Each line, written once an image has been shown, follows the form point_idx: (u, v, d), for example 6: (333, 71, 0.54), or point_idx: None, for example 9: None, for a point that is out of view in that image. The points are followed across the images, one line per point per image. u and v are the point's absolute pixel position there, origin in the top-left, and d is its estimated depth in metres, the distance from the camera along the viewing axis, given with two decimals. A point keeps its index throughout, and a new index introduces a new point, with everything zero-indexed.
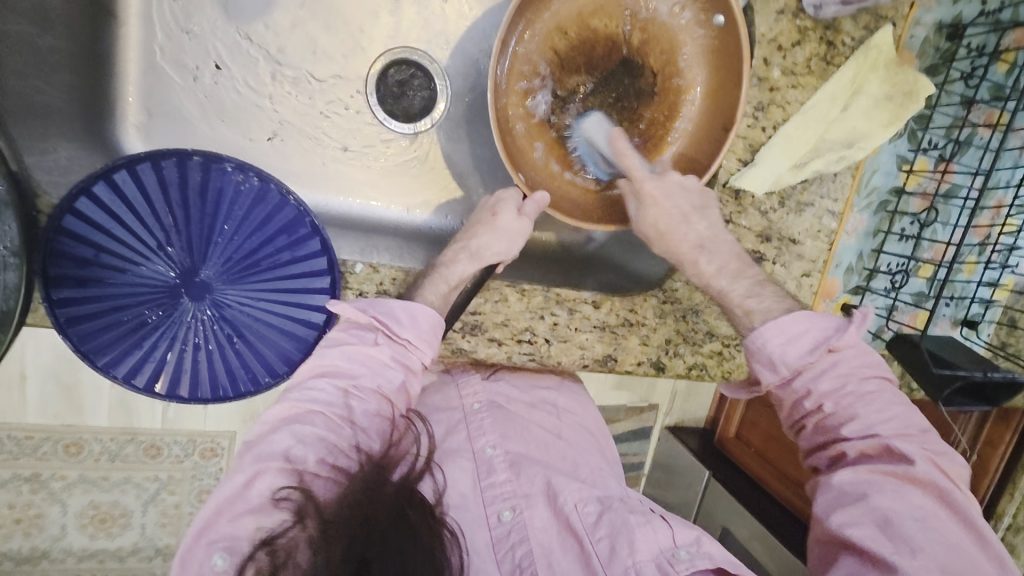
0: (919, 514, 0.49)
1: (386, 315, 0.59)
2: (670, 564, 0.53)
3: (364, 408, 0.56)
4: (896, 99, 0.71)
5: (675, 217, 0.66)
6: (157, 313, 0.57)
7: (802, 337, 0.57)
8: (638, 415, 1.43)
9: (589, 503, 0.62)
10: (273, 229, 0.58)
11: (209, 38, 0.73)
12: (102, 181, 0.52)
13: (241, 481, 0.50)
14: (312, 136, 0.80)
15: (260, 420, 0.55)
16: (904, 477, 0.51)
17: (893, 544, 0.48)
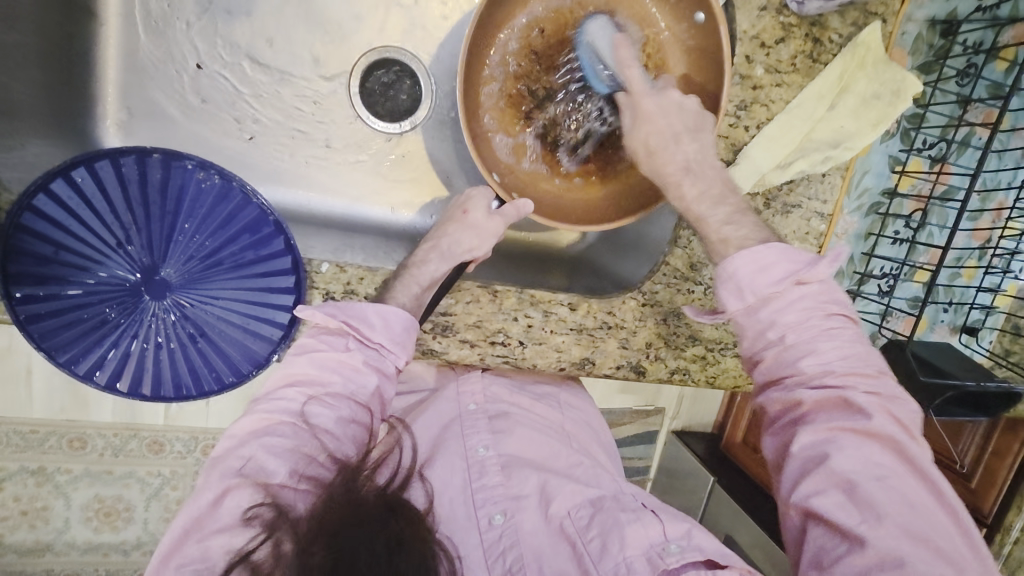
0: (877, 471, 0.47)
1: (357, 316, 0.58)
2: (661, 558, 0.53)
3: (336, 416, 0.56)
4: (884, 97, 0.69)
5: (665, 137, 0.62)
6: (118, 312, 0.59)
7: (768, 262, 0.54)
8: (644, 419, 1.34)
9: (583, 505, 0.60)
10: (235, 228, 0.60)
11: (189, 38, 0.73)
12: (61, 179, 0.54)
13: (209, 499, 0.50)
14: (295, 134, 0.79)
15: (227, 434, 0.54)
16: (858, 430, 0.48)
17: (859, 512, 0.45)
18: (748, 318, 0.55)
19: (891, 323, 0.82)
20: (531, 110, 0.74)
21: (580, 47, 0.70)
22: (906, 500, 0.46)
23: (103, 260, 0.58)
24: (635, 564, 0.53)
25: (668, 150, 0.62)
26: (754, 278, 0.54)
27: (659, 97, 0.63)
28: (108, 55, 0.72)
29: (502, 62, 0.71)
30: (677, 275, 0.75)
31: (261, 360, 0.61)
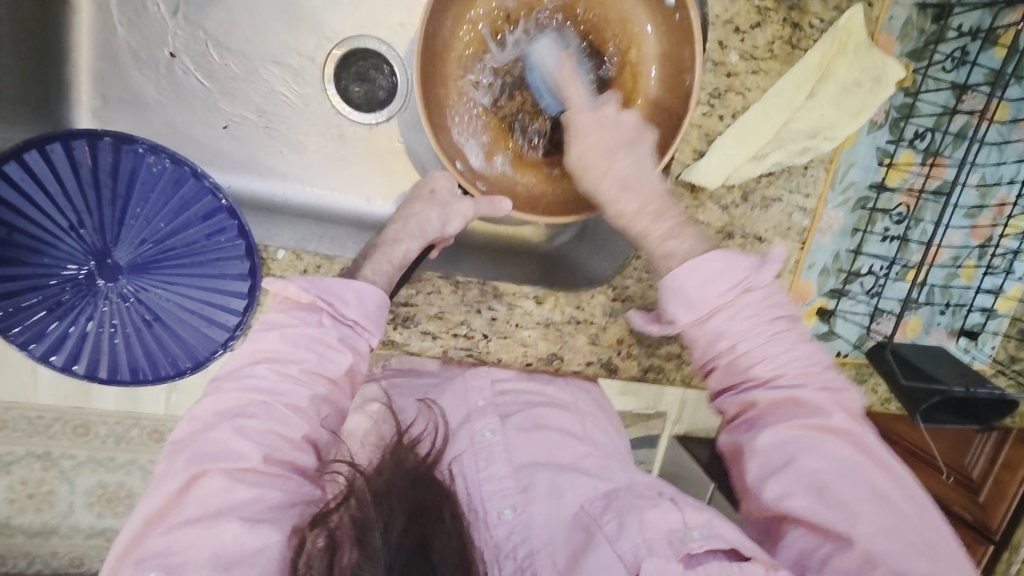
0: (841, 468, 0.48)
1: (330, 293, 0.55)
2: (682, 543, 0.49)
3: (310, 394, 0.53)
4: (865, 84, 0.67)
5: (605, 147, 0.61)
6: (74, 294, 0.60)
7: (718, 274, 0.52)
8: (645, 421, 1.12)
9: (595, 497, 0.55)
10: (189, 214, 0.60)
11: (165, 27, 0.73)
12: (11, 163, 0.55)
13: (174, 487, 0.47)
14: (271, 123, 0.78)
15: (193, 416, 0.51)
16: (820, 428, 0.50)
17: (834, 511, 0.47)
18: (699, 330, 0.53)
19: (882, 324, 0.78)
20: (500, 98, 0.72)
21: (495, 81, 0.72)
22: (874, 492, 0.48)
23: (57, 241, 0.60)
24: (657, 546, 0.49)
25: (616, 170, 0.60)
26: (704, 288, 0.52)
27: (594, 117, 0.63)
28: (81, 43, 0.73)
29: (473, 49, 0.70)
30: (649, 270, 0.72)
31: (214, 346, 0.61)
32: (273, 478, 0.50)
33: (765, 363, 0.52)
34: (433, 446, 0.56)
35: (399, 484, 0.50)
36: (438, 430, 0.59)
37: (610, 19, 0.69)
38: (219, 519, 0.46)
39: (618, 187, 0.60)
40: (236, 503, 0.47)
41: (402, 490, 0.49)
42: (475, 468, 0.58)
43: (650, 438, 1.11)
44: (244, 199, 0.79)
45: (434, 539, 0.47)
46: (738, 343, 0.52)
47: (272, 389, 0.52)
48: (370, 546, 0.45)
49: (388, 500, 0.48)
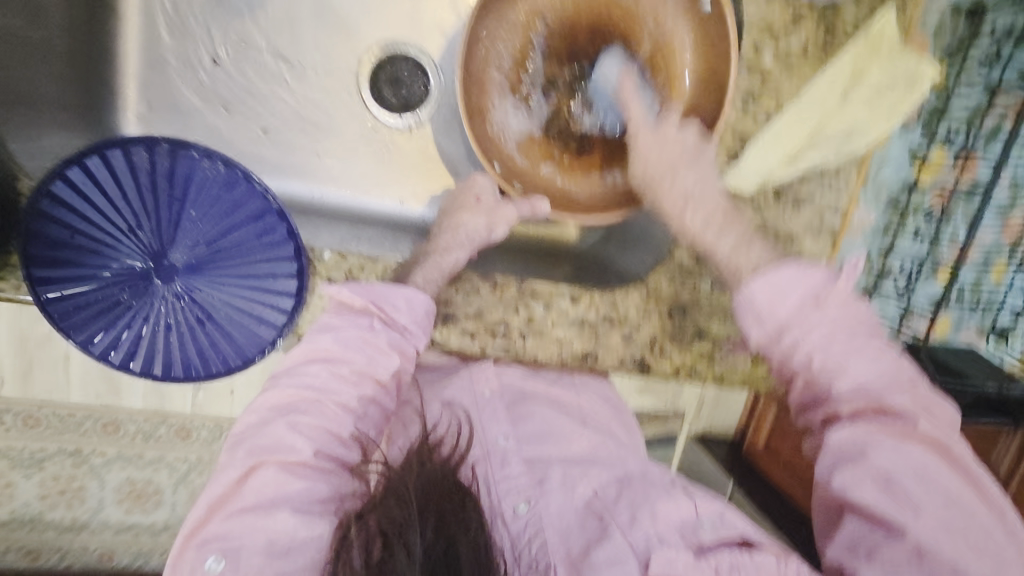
0: (920, 469, 0.46)
1: (381, 299, 0.59)
2: (695, 534, 0.51)
3: (359, 393, 0.55)
4: (898, 87, 0.68)
5: (661, 169, 0.65)
6: (130, 294, 0.62)
7: (830, 318, 0.52)
8: (662, 421, 1.13)
9: (608, 482, 0.58)
10: (241, 217, 0.62)
11: (208, 35, 0.75)
12: (76, 167, 0.57)
13: (235, 477, 0.49)
14: (309, 127, 0.80)
15: (251, 409, 0.53)
16: (903, 432, 0.47)
17: (900, 508, 0.45)
18: (774, 341, 0.53)
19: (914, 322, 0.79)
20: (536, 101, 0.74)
21: (596, 87, 0.73)
22: (945, 494, 0.45)
23: (116, 244, 0.62)
24: (667, 535, 0.51)
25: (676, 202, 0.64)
26: (785, 294, 0.53)
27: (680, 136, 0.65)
28: (127, 51, 0.74)
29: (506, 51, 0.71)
30: (681, 270, 0.73)
31: (262, 345, 0.63)
32: (323, 472, 0.51)
33: (848, 376, 0.50)
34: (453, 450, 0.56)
35: (428, 489, 0.49)
36: (460, 433, 0.59)
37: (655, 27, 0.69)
38: (274, 508, 0.48)
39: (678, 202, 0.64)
40: (289, 494, 0.49)
41: (428, 495, 0.49)
42: (490, 468, 0.57)
43: (669, 437, 1.12)
44: (284, 203, 0.81)
45: (460, 544, 0.47)
46: (813, 353, 0.51)
47: (324, 387, 0.54)
48: (404, 547, 0.45)
49: (418, 503, 0.48)
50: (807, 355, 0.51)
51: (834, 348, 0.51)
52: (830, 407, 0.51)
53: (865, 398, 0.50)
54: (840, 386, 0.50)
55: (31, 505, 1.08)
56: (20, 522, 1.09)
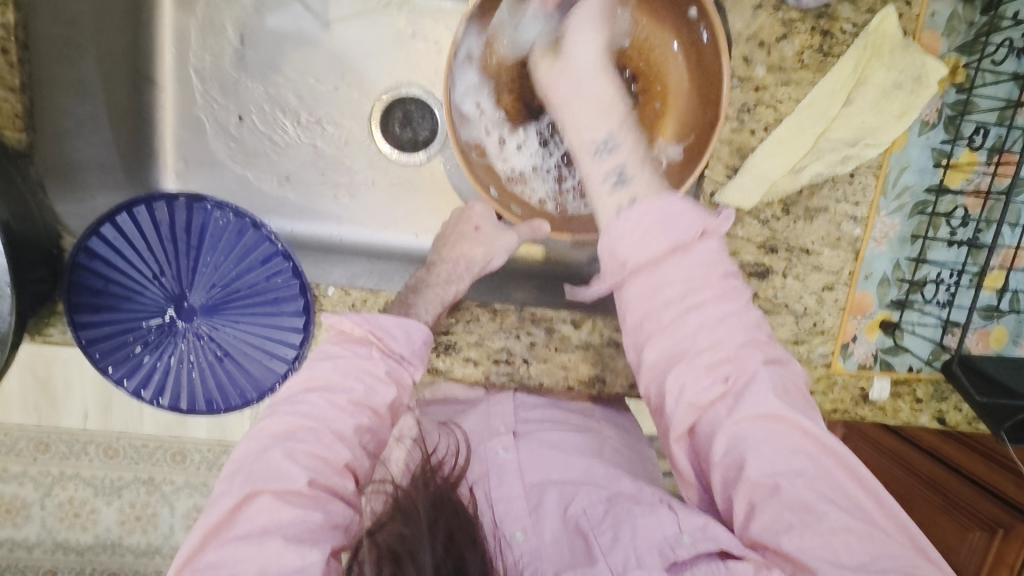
0: (795, 465, 0.48)
1: (381, 329, 0.61)
2: (671, 550, 0.48)
3: (356, 422, 0.56)
4: (905, 86, 0.64)
5: (583, 109, 0.59)
6: (158, 335, 0.68)
7: (694, 254, 0.53)
8: None
9: (598, 501, 0.55)
10: (251, 260, 0.67)
11: (232, 94, 0.82)
12: (107, 223, 0.64)
13: (229, 505, 0.50)
14: (329, 171, 0.85)
15: (251, 437, 0.55)
16: (767, 416, 0.49)
17: (796, 515, 0.45)
18: (641, 280, 0.53)
19: (955, 337, 0.73)
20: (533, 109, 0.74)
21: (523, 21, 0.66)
22: (828, 491, 0.47)
23: (142, 290, 0.68)
24: (645, 557, 0.48)
25: (562, 85, 0.61)
26: (653, 236, 0.53)
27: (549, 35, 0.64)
28: (165, 117, 0.82)
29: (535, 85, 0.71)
30: None
31: (276, 377, 0.67)
32: (318, 500, 0.52)
33: (708, 330, 0.51)
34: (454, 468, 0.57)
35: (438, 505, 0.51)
36: (458, 450, 0.61)
37: (648, 58, 0.69)
38: (265, 537, 0.48)
39: (560, 105, 0.62)
40: (280, 523, 0.49)
41: (438, 510, 0.50)
42: (488, 488, 0.58)
43: None
44: (302, 240, 0.86)
45: (468, 557, 0.47)
46: (688, 295, 0.52)
47: (322, 416, 0.55)
48: (414, 561, 0.46)
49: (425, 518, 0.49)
50: (675, 298, 0.52)
51: (713, 300, 0.52)
52: (708, 400, 0.51)
53: (730, 360, 0.51)
54: (708, 387, 0.51)
55: (113, 530, 1.17)
56: (103, 545, 1.17)
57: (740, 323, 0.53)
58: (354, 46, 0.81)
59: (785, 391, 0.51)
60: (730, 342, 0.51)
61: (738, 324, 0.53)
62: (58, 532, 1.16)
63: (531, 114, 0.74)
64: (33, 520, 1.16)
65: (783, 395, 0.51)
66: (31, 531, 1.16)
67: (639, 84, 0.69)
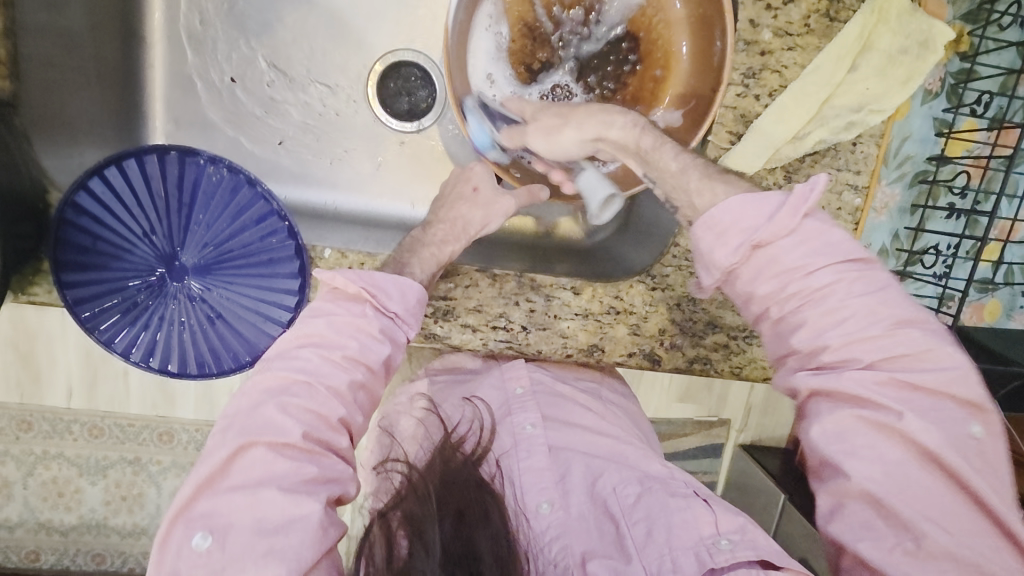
0: (898, 475, 0.44)
1: (375, 286, 0.59)
2: (710, 556, 0.47)
3: (349, 379, 0.54)
4: (911, 52, 0.64)
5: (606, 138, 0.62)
6: (148, 296, 0.67)
7: (763, 263, 0.48)
8: (708, 431, 1.16)
9: (630, 481, 0.56)
10: (246, 219, 0.66)
11: (225, 55, 0.79)
12: (96, 177, 0.62)
13: (223, 456, 0.49)
14: (324, 136, 0.83)
15: (241, 393, 0.54)
16: (877, 424, 0.45)
17: (894, 531, 0.44)
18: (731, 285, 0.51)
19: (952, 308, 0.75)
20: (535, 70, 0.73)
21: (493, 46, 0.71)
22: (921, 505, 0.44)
23: (132, 248, 0.66)
24: (680, 559, 0.48)
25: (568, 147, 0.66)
26: (720, 247, 0.49)
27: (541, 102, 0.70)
28: (154, 75, 0.79)
29: (541, 49, 0.72)
30: (689, 257, 0.72)
31: (270, 340, 0.66)
32: (312, 454, 0.51)
33: (827, 320, 0.47)
34: (476, 445, 0.58)
35: (452, 488, 0.51)
36: (480, 428, 0.61)
37: (652, 20, 0.68)
38: (259, 487, 0.48)
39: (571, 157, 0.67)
40: (276, 474, 0.48)
41: (450, 495, 0.51)
42: (515, 459, 0.59)
43: (710, 445, 1.16)
44: (295, 206, 0.83)
45: (479, 541, 0.48)
46: (773, 305, 0.49)
47: (318, 372, 0.54)
48: (423, 543, 0.47)
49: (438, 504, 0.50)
50: (773, 292, 0.48)
51: (798, 310, 0.48)
52: (797, 391, 0.49)
53: (846, 360, 0.47)
54: (814, 380, 0.47)
55: (98, 510, 1.15)
56: (87, 526, 1.16)
57: (862, 287, 0.47)
58: (353, 7, 0.79)
59: (903, 396, 0.45)
60: (837, 341, 0.46)
61: (839, 324, 0.47)
62: (41, 511, 1.14)
63: (533, 77, 0.73)
64: (15, 500, 1.13)
65: (893, 398, 0.45)
66: (13, 510, 1.13)
67: (637, 54, 0.70)
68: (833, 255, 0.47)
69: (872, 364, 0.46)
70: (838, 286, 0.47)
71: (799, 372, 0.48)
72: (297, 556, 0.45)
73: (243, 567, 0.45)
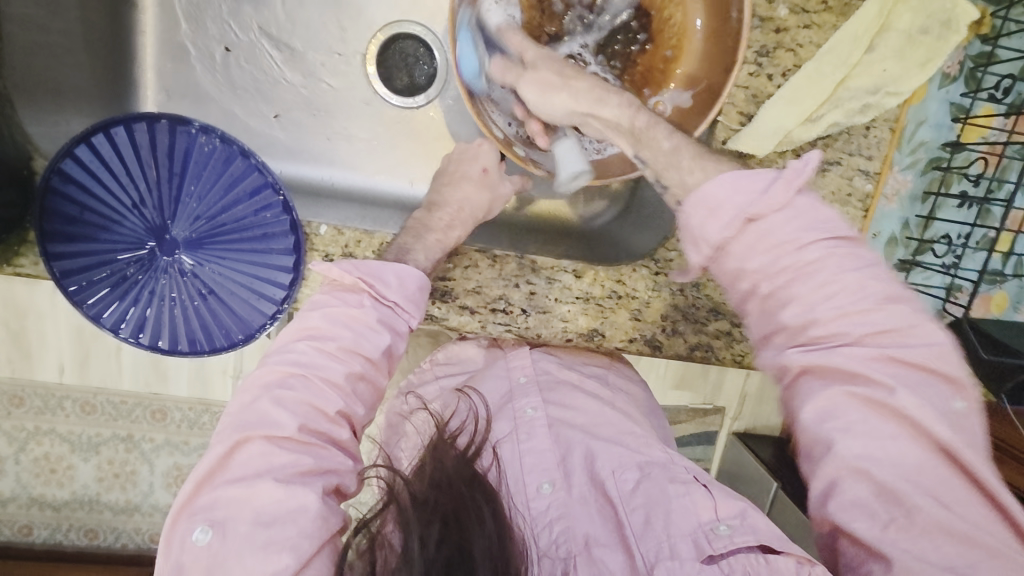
0: (901, 464, 0.42)
1: (373, 275, 0.57)
2: (709, 543, 0.47)
3: (347, 369, 0.53)
4: (932, 31, 0.62)
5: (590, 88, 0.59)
6: (139, 270, 0.65)
7: (750, 238, 0.46)
8: (703, 419, 1.16)
9: (630, 466, 0.55)
10: (239, 192, 0.64)
11: (220, 22, 0.76)
12: (83, 144, 0.60)
13: (220, 453, 0.48)
14: (322, 110, 0.81)
15: (242, 389, 0.52)
16: (868, 399, 0.43)
17: (887, 509, 0.42)
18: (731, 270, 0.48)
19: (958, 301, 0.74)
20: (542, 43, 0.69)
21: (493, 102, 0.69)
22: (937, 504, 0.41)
23: (121, 220, 0.64)
24: (679, 547, 0.47)
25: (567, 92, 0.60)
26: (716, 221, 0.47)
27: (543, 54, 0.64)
28: (146, 42, 0.76)
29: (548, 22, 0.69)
30: None
31: (264, 318, 0.64)
32: (309, 447, 0.49)
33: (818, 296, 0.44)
34: (472, 440, 0.56)
35: (440, 484, 0.50)
36: (475, 418, 0.60)
37: None
38: (256, 479, 0.46)
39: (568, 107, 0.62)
40: (274, 466, 0.47)
41: (442, 491, 0.49)
42: (516, 443, 0.58)
43: (706, 433, 1.15)
44: (292, 182, 0.81)
45: (472, 541, 0.46)
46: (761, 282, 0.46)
47: (314, 364, 0.53)
48: (409, 547, 0.46)
49: (426, 501, 0.49)
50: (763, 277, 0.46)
51: (789, 285, 0.45)
52: (786, 368, 0.46)
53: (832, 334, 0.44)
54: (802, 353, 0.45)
55: (90, 487, 1.13)
56: (80, 502, 1.14)
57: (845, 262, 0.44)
58: None
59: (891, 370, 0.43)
60: (823, 320, 0.44)
61: (829, 297, 0.44)
62: (33, 487, 1.12)
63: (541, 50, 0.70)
64: (6, 475, 1.11)
65: (884, 373, 0.43)
66: (4, 485, 1.12)
67: (647, 35, 0.68)
68: (826, 229, 0.45)
69: (875, 347, 0.43)
70: (827, 260, 0.44)
71: (788, 351, 0.45)
72: (295, 549, 0.44)
73: (240, 559, 0.43)
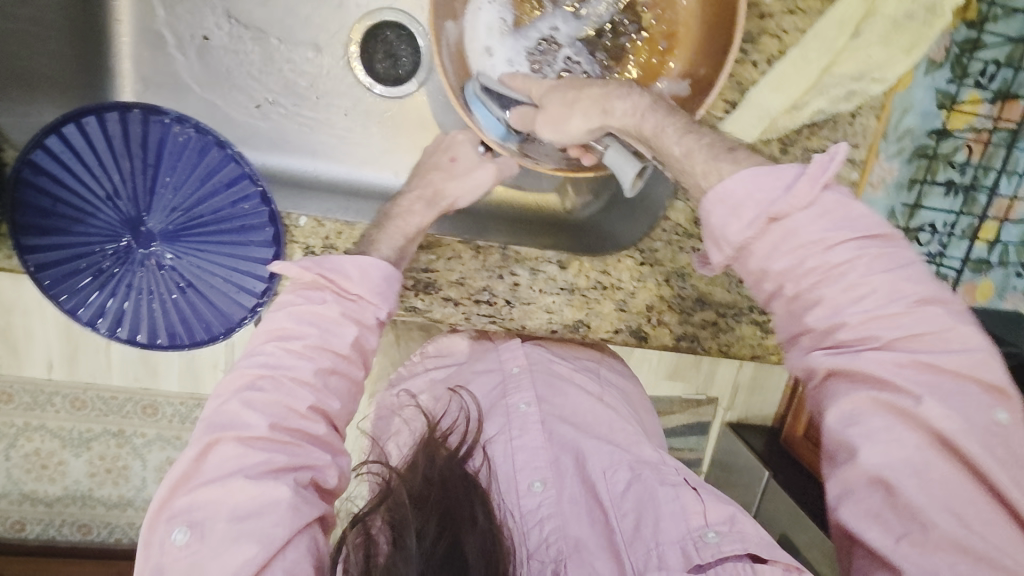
0: (916, 465, 0.41)
1: (333, 269, 0.55)
2: (696, 552, 0.46)
3: (315, 366, 0.52)
4: (917, 16, 0.61)
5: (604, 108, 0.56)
6: (114, 263, 0.64)
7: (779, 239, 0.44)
8: (696, 410, 1.16)
9: (621, 467, 0.55)
10: (216, 182, 0.63)
11: (197, 10, 0.75)
12: (53, 135, 0.58)
13: (190, 455, 0.47)
14: (304, 100, 0.79)
15: (216, 394, 0.51)
16: (895, 406, 0.41)
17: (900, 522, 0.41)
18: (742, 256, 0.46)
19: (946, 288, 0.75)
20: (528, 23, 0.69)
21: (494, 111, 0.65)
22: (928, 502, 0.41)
23: (96, 212, 0.63)
24: (667, 554, 0.47)
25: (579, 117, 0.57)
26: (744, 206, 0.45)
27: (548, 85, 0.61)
28: (122, 30, 0.75)
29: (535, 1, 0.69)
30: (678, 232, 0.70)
31: (244, 311, 0.64)
32: (284, 445, 0.49)
33: (852, 297, 0.42)
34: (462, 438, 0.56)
35: (432, 483, 0.50)
36: (467, 416, 0.60)
37: None
38: (227, 479, 0.46)
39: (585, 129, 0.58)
40: (243, 466, 0.47)
41: (437, 492, 0.49)
42: (508, 438, 0.58)
43: (699, 424, 1.16)
44: (274, 173, 0.80)
45: (464, 541, 0.46)
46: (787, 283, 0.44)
47: (280, 364, 0.52)
48: (403, 545, 0.45)
49: (419, 502, 0.48)
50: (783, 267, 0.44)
51: (816, 285, 0.43)
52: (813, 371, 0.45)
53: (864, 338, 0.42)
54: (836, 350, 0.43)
55: (82, 483, 1.13)
56: (72, 497, 1.14)
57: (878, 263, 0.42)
58: None
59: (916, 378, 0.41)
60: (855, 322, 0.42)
61: (858, 300, 0.42)
62: (24, 483, 1.12)
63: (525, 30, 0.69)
64: None
65: (914, 382, 0.41)
66: None
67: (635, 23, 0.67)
68: (856, 228, 0.43)
69: (897, 350, 0.42)
70: (856, 263, 0.43)
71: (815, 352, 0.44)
72: (275, 542, 0.44)
73: (218, 555, 0.43)
